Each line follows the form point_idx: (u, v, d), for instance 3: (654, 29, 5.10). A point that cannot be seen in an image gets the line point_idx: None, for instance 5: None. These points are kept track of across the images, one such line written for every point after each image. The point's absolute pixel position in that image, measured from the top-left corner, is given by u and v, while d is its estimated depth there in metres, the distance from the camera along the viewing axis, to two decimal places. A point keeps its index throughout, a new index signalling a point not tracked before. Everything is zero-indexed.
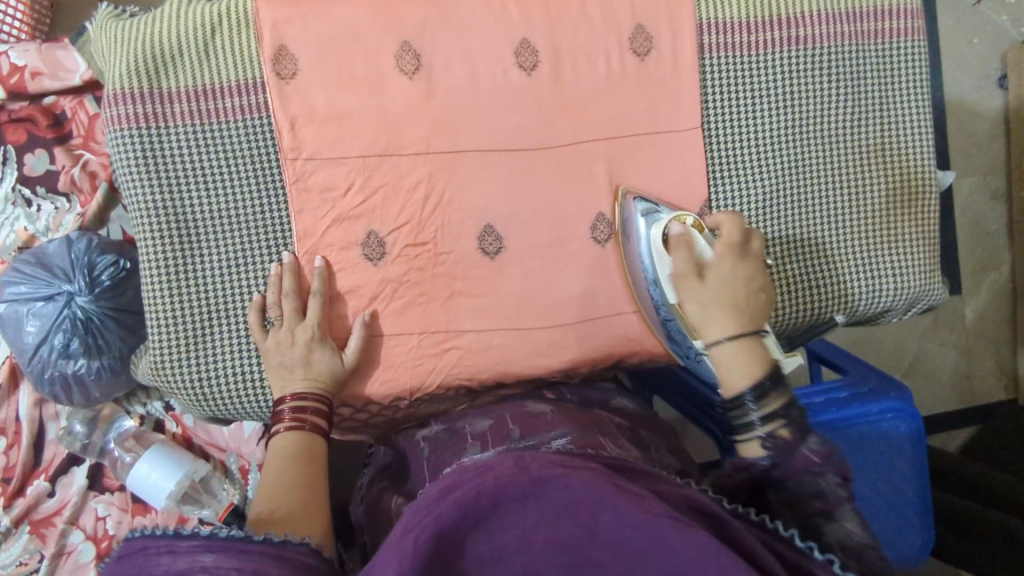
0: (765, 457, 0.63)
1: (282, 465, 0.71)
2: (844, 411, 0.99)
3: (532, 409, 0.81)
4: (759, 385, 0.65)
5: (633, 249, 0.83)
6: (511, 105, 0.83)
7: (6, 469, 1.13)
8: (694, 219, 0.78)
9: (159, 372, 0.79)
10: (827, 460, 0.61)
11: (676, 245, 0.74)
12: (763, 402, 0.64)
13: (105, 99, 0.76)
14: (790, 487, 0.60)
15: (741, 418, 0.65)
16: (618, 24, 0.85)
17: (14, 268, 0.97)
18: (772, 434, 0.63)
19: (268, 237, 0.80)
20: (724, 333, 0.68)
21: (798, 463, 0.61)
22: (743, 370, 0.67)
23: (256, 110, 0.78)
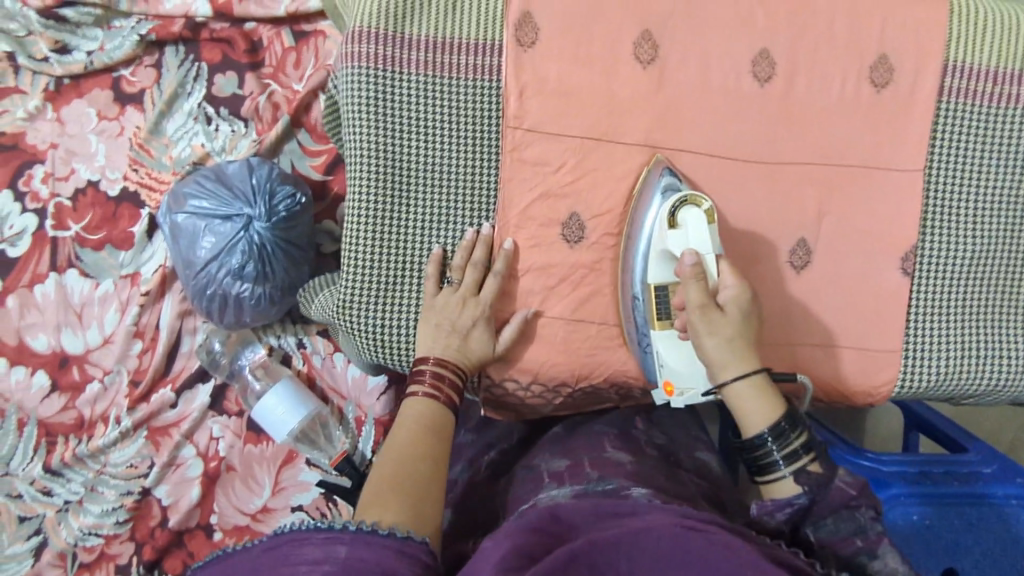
0: (802, 494, 0.61)
1: (412, 432, 0.72)
2: (964, 491, 1.03)
3: (612, 456, 0.81)
4: (776, 428, 0.64)
5: (639, 215, 0.78)
6: (739, 113, 0.80)
7: (138, 372, 1.16)
8: (710, 206, 0.74)
9: (344, 311, 0.81)
10: (862, 493, 0.61)
11: (688, 278, 0.68)
12: (785, 443, 0.63)
13: (347, 34, 0.77)
14: (828, 526, 0.60)
15: (765, 459, 0.64)
16: (865, 49, 0.80)
17: (196, 182, 1.00)
18: (802, 472, 0.63)
19: (473, 199, 0.81)
20: (732, 374, 0.66)
21: (836, 497, 0.61)
22: (760, 413, 0.66)
23: (488, 72, 0.78)
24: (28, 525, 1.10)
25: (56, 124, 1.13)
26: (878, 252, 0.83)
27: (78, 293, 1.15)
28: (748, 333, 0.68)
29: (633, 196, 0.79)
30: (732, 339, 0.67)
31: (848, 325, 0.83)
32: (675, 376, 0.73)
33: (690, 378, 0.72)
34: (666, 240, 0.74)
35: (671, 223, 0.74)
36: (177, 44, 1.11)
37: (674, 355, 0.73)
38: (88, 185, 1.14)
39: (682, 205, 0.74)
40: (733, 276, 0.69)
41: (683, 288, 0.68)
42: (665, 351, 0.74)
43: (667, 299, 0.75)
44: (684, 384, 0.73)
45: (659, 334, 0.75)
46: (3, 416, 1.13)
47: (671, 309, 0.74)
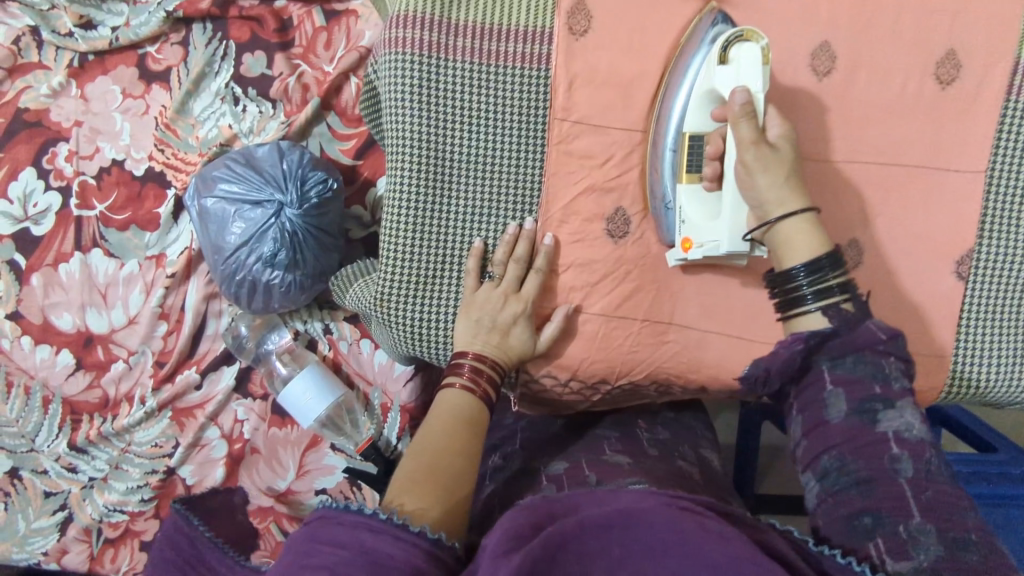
0: (827, 326, 0.63)
1: (447, 425, 0.71)
2: (992, 491, 0.99)
3: (610, 459, 0.82)
4: (816, 263, 0.64)
5: (684, 60, 0.75)
6: (794, 107, 0.79)
7: (163, 353, 1.14)
8: (767, 43, 0.69)
9: (382, 303, 0.81)
10: (890, 342, 0.61)
11: (738, 115, 0.67)
12: (821, 279, 0.64)
13: (393, 21, 0.77)
14: (848, 364, 0.61)
15: (796, 291, 0.65)
16: (929, 46, 0.79)
17: (226, 166, 0.98)
18: (834, 306, 0.63)
19: (516, 191, 0.81)
20: (785, 212, 0.67)
21: (862, 338, 0.61)
22: (808, 245, 0.65)
23: (537, 61, 0.78)
24: (53, 500, 1.11)
25: (80, 101, 1.12)
26: (931, 254, 0.82)
27: (103, 272, 1.13)
28: (795, 170, 0.68)
29: (678, 46, 0.77)
30: (786, 181, 0.67)
31: (893, 329, 0.82)
32: (694, 231, 0.74)
33: (713, 229, 0.72)
34: (715, 78, 0.70)
35: (722, 59, 0.70)
36: (204, 22, 1.10)
37: (696, 209, 0.74)
38: (113, 164, 1.12)
39: (736, 40, 0.69)
40: (788, 125, 0.70)
41: (732, 127, 0.68)
42: (686, 206, 0.75)
43: (700, 151, 0.74)
44: (701, 235, 0.74)
45: (686, 187, 0.75)
46: (29, 394, 1.13)
47: (703, 161, 0.74)
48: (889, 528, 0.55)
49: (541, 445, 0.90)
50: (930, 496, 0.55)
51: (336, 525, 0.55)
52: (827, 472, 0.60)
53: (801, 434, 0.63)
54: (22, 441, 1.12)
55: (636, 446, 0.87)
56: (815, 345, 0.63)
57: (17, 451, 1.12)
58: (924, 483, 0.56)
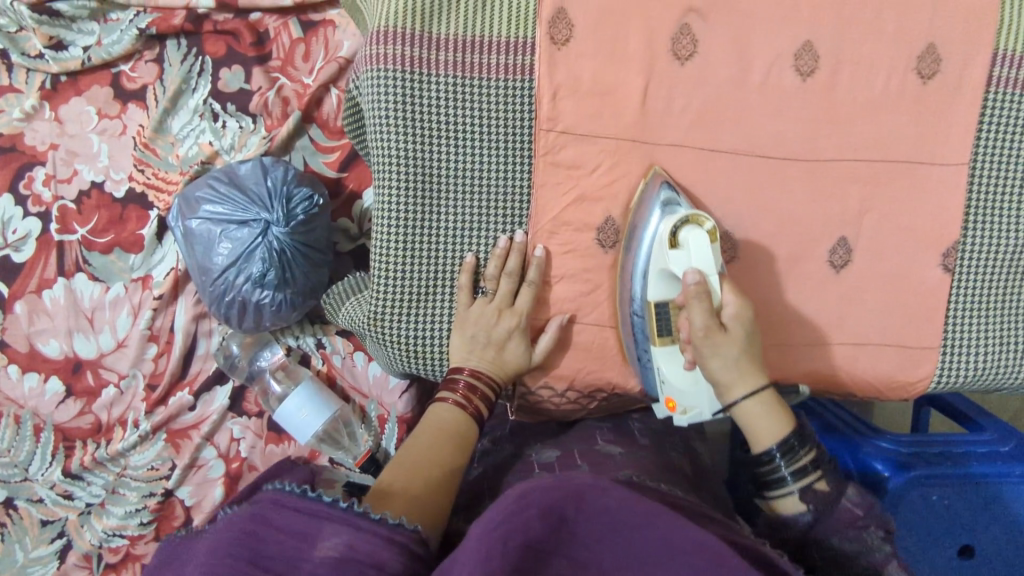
0: (805, 513, 0.67)
1: (432, 437, 0.73)
2: (987, 468, 0.99)
3: (602, 448, 0.82)
4: (786, 443, 0.67)
5: (637, 229, 0.76)
6: (780, 108, 0.79)
7: (154, 375, 1.13)
8: (711, 224, 0.72)
9: (376, 322, 0.80)
10: (868, 513, 0.67)
11: (693, 297, 0.67)
12: (794, 458, 0.67)
13: (373, 36, 0.76)
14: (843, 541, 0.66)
15: (775, 475, 0.68)
16: (911, 41, 0.79)
17: (209, 186, 0.97)
18: (809, 487, 0.67)
19: (505, 203, 0.80)
20: (745, 391, 0.69)
21: (844, 517, 0.67)
22: (773, 428, 0.68)
23: (520, 71, 0.77)
24: (50, 529, 1.08)
25: (54, 124, 1.10)
26: (921, 247, 0.82)
27: (88, 297, 1.11)
28: (750, 347, 0.69)
29: (630, 208, 0.79)
30: (739, 359, 0.68)
31: (884, 323, 0.83)
32: (677, 395, 0.74)
33: (694, 397, 0.73)
34: (668, 259, 0.72)
35: (673, 242, 0.72)
36: (178, 37, 1.07)
37: (677, 372, 0.73)
38: (92, 186, 1.10)
39: (683, 224, 0.72)
40: (743, 298, 0.70)
41: (687, 306, 0.68)
42: (668, 369, 0.74)
43: (668, 317, 0.73)
44: (686, 402, 0.73)
45: (658, 350, 0.74)
46: (19, 423, 1.11)
47: (671, 325, 0.73)
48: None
49: (531, 436, 0.90)
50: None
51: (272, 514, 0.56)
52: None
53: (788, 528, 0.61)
54: (14, 471, 1.10)
55: (628, 438, 0.86)
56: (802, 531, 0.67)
57: (10, 481, 1.09)
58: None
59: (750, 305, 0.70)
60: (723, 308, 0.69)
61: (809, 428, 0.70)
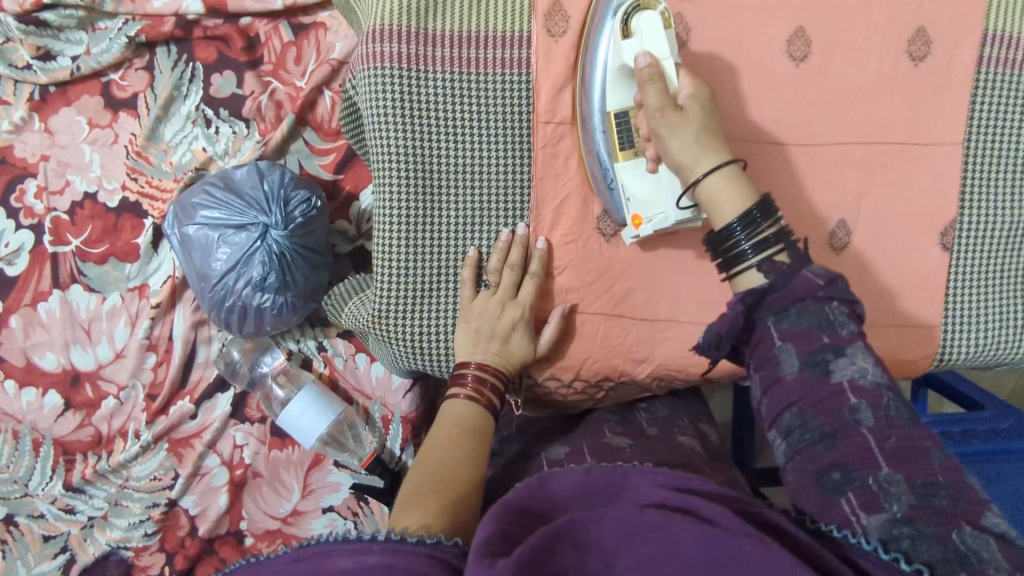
0: (763, 281, 0.62)
1: (452, 433, 0.72)
2: (985, 449, 1.01)
3: (612, 443, 0.83)
4: (749, 217, 0.63)
5: (592, 37, 0.74)
6: (774, 95, 0.80)
7: (154, 385, 1.12)
8: (665, 10, 0.71)
9: (380, 319, 0.80)
10: (830, 284, 0.60)
11: (647, 81, 0.66)
12: (755, 231, 0.63)
13: (368, 34, 0.76)
14: (792, 318, 0.60)
15: (734, 249, 0.64)
16: (900, 25, 0.80)
17: (204, 192, 0.96)
18: (768, 258, 0.62)
19: (506, 197, 0.81)
20: (707, 169, 0.66)
21: (799, 287, 0.60)
22: (736, 199, 0.65)
23: (517, 65, 0.78)
24: (53, 544, 1.07)
25: (45, 135, 1.09)
26: (916, 227, 0.83)
27: (84, 308, 1.10)
28: (710, 126, 0.68)
29: (584, 27, 0.77)
30: (698, 137, 0.66)
31: (884, 304, 0.84)
32: (642, 207, 0.74)
33: (657, 202, 0.73)
34: (621, 52, 0.70)
35: (626, 32, 0.70)
36: (168, 44, 1.07)
37: (641, 184, 0.74)
38: (85, 197, 1.09)
39: (634, 13, 0.70)
40: (700, 87, 0.69)
41: (642, 92, 0.67)
42: (630, 183, 0.75)
43: (628, 125, 0.73)
44: (649, 211, 0.74)
45: (624, 164, 0.74)
46: (17, 439, 1.10)
47: (632, 135, 0.73)
48: (859, 482, 0.53)
49: (540, 433, 0.90)
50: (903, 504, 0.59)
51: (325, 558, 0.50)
52: (790, 430, 0.58)
53: (761, 393, 0.61)
54: (14, 487, 1.08)
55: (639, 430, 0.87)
56: (753, 305, 0.62)
57: (10, 498, 1.08)
58: (887, 430, 0.55)
59: (708, 94, 0.69)
60: (681, 92, 0.69)
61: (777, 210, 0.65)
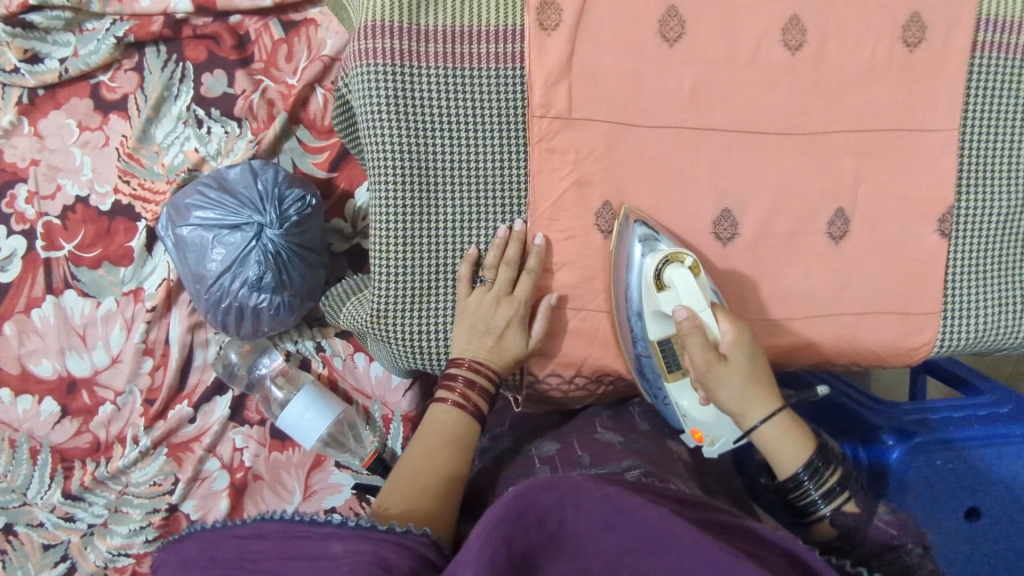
0: (841, 532, 0.68)
1: (434, 446, 0.72)
2: (985, 431, 1.00)
3: (603, 438, 0.82)
4: (810, 463, 0.68)
5: (623, 268, 0.77)
6: (770, 84, 0.79)
7: (151, 391, 1.11)
8: (693, 260, 0.73)
9: (379, 319, 0.79)
10: (902, 531, 0.68)
11: (687, 334, 0.68)
12: (822, 480, 0.68)
13: (361, 31, 0.75)
14: (864, 535, 0.68)
15: (807, 500, 0.69)
16: (895, 10, 0.80)
17: (198, 192, 0.95)
18: (839, 509, 0.68)
19: (503, 193, 0.80)
20: (763, 416, 0.69)
21: (878, 536, 0.67)
22: (795, 451, 0.69)
23: (510, 59, 0.77)
24: (53, 553, 1.05)
25: (34, 139, 1.08)
26: (916, 213, 0.83)
27: (79, 314, 1.09)
28: (757, 375, 0.69)
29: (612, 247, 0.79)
30: (744, 386, 0.68)
31: (884, 292, 0.83)
32: (701, 426, 0.74)
33: (719, 426, 0.73)
34: (657, 300, 0.73)
35: (659, 283, 0.73)
36: (157, 44, 1.06)
37: (696, 406, 0.74)
38: (77, 201, 1.08)
39: (666, 261, 0.73)
40: (740, 329, 0.70)
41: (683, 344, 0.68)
42: (687, 404, 0.74)
43: (674, 351, 0.74)
44: (711, 432, 0.73)
45: (674, 386, 0.75)
46: (14, 447, 1.08)
47: (679, 359, 0.74)
48: None
49: (531, 429, 0.89)
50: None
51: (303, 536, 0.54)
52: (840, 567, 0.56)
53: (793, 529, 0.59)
54: (12, 496, 1.07)
55: (632, 425, 0.86)
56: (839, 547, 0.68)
57: (8, 508, 1.07)
58: None
59: (747, 332, 0.70)
60: (722, 341, 0.69)
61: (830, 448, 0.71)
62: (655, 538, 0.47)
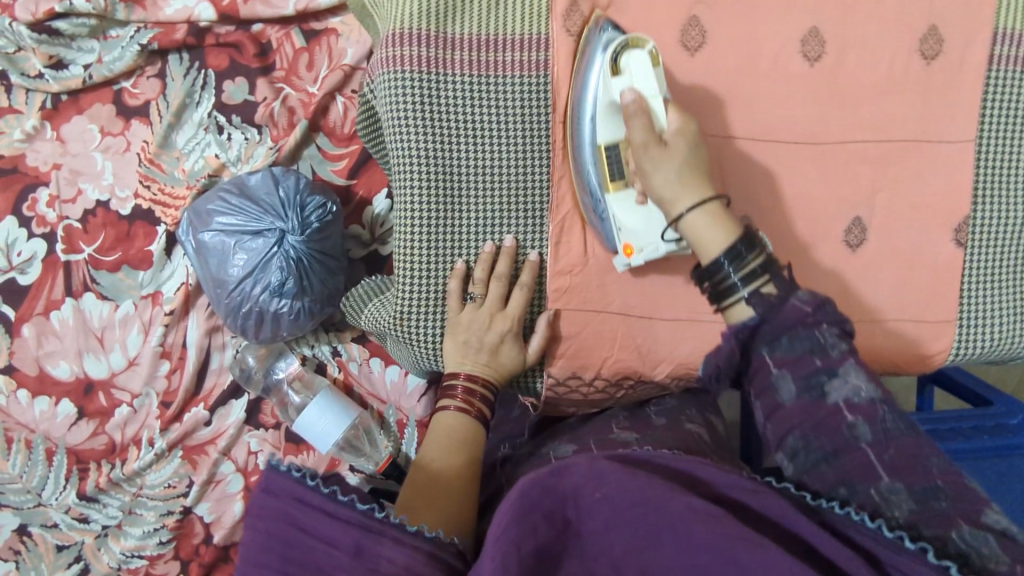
0: (754, 316, 0.63)
1: (448, 445, 0.74)
2: (996, 442, 1.02)
3: (618, 438, 0.83)
4: (733, 249, 0.65)
5: (582, 74, 0.75)
6: (789, 93, 0.81)
7: (168, 393, 1.11)
8: (654, 47, 0.71)
9: (401, 320, 0.81)
10: (818, 310, 0.61)
11: (633, 114, 0.68)
12: (742, 264, 0.64)
13: (388, 39, 0.77)
14: (785, 345, 0.61)
15: (725, 283, 0.65)
16: (914, 23, 0.81)
17: (220, 198, 0.96)
18: (756, 290, 0.63)
19: (526, 198, 0.81)
20: (691, 202, 0.67)
21: (791, 314, 0.61)
22: (720, 233, 0.66)
23: (534, 68, 0.79)
24: (66, 554, 1.07)
25: (57, 143, 1.09)
26: (932, 222, 0.84)
27: (97, 317, 1.10)
28: (695, 161, 0.69)
29: (576, 56, 0.77)
30: (680, 172, 0.68)
31: (900, 300, 0.85)
32: (632, 237, 0.75)
33: (646, 233, 0.74)
34: (610, 88, 0.71)
35: (615, 70, 0.71)
36: (180, 51, 1.07)
37: (629, 213, 0.74)
38: (98, 205, 1.09)
39: (624, 50, 0.71)
40: (688, 120, 0.69)
41: (628, 126, 0.69)
42: (622, 215, 0.75)
43: (618, 157, 0.73)
44: (640, 240, 0.74)
45: (613, 196, 0.74)
46: (30, 448, 1.08)
47: (622, 167, 0.73)
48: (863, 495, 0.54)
49: (550, 434, 0.91)
50: (892, 455, 0.55)
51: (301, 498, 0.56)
52: (795, 451, 0.59)
53: (764, 417, 0.62)
54: (28, 497, 1.08)
55: (651, 422, 0.87)
56: (745, 336, 0.63)
57: (22, 508, 1.07)
58: (886, 442, 0.56)
59: (694, 125, 0.70)
60: (667, 127, 0.69)
61: (762, 241, 0.67)
62: (650, 530, 0.49)
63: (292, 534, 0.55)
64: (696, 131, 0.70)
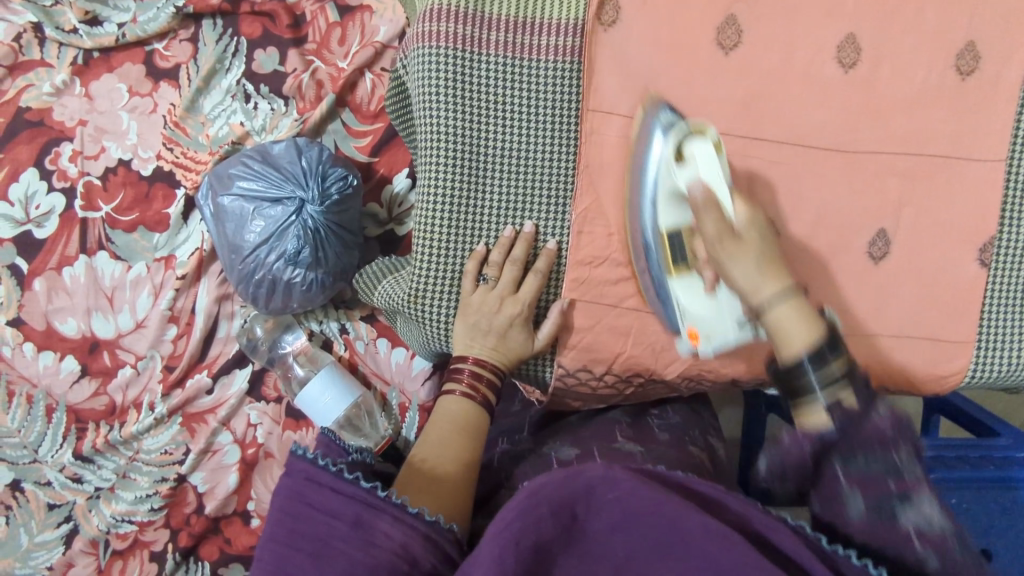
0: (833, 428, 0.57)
1: (450, 430, 0.74)
2: (998, 475, 0.99)
3: (623, 448, 0.82)
4: (817, 351, 0.59)
5: (640, 159, 0.76)
6: (822, 99, 0.80)
7: (172, 357, 1.11)
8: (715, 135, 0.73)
9: (415, 297, 0.81)
10: (898, 430, 0.56)
11: (701, 207, 0.66)
12: (823, 369, 0.58)
13: (425, 15, 0.78)
14: (860, 463, 0.55)
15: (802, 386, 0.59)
16: (952, 38, 0.80)
17: (242, 162, 0.97)
18: (837, 401, 0.57)
19: (550, 183, 0.81)
20: (770, 295, 0.62)
21: (871, 434, 0.55)
22: (801, 332, 0.60)
23: (567, 53, 0.79)
24: (57, 513, 1.05)
25: (85, 99, 1.10)
26: (957, 241, 0.83)
27: (109, 276, 1.10)
28: (768, 250, 0.65)
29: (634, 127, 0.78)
30: (760, 264, 0.63)
31: (919, 318, 0.83)
32: (699, 324, 0.74)
33: (716, 321, 0.72)
34: (674, 176, 0.71)
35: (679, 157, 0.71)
36: (214, 18, 1.09)
37: (698, 302, 0.72)
38: (119, 164, 1.10)
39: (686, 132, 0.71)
40: (754, 211, 0.67)
41: (697, 218, 0.66)
42: (686, 299, 0.73)
43: (680, 242, 0.72)
44: (706, 327, 0.73)
45: (678, 281, 0.73)
46: (31, 403, 1.08)
47: (686, 252, 0.72)
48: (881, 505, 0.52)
49: (552, 432, 0.89)
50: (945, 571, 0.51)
51: (317, 477, 0.55)
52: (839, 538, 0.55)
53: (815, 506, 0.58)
54: (23, 453, 1.06)
55: (654, 437, 0.86)
56: (823, 449, 0.57)
57: (18, 463, 1.06)
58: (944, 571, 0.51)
59: (761, 216, 0.67)
60: (734, 218, 0.66)
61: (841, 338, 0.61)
62: (663, 543, 0.47)
63: (306, 513, 0.54)
64: (764, 223, 0.67)
